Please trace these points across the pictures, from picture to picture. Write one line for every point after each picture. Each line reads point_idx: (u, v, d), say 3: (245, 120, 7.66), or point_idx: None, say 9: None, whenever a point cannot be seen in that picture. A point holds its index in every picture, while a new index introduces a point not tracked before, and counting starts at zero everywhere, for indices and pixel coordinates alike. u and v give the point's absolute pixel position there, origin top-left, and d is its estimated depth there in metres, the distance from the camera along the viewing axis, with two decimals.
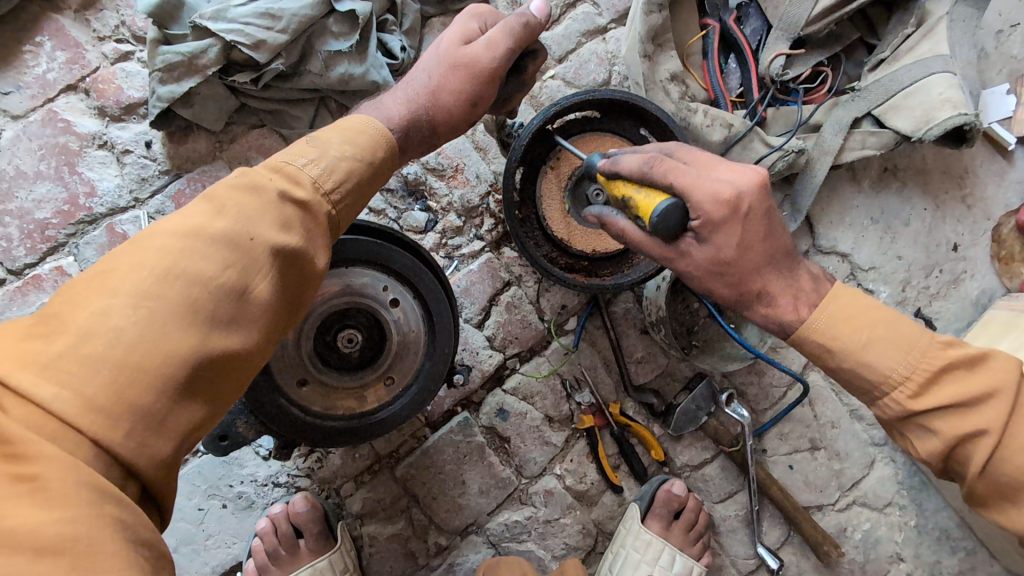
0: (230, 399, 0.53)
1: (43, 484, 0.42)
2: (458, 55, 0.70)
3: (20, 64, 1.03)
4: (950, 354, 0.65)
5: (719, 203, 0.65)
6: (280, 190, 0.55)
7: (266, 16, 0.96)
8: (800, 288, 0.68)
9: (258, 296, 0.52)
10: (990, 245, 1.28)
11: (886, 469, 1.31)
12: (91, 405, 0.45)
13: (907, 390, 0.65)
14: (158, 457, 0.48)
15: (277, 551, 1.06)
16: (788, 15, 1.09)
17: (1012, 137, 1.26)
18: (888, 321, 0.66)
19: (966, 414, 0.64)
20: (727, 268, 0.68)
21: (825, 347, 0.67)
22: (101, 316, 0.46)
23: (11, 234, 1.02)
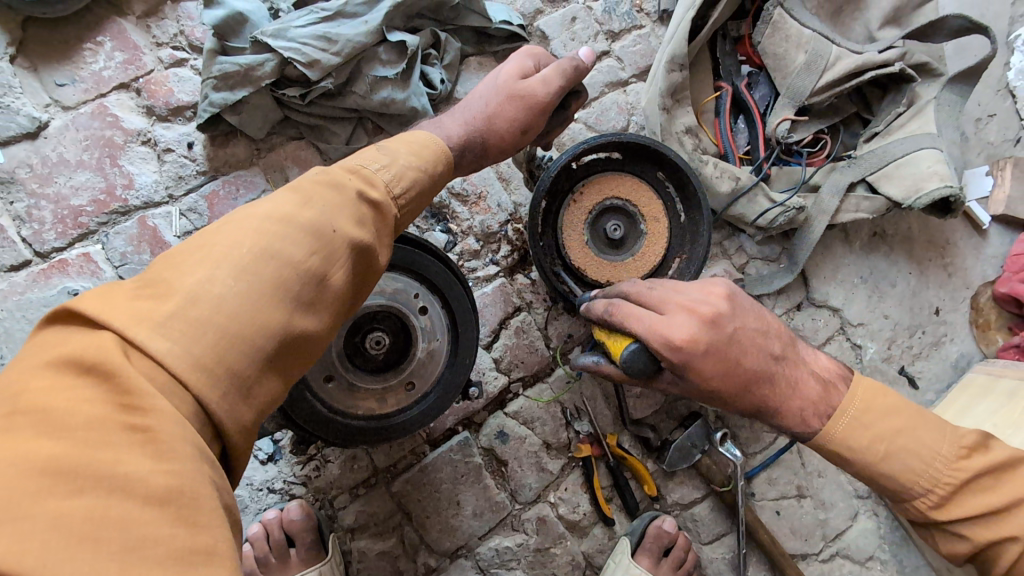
0: (297, 375, 0.61)
1: (155, 435, 0.47)
2: (515, 87, 0.79)
3: (78, 60, 1.08)
4: (973, 463, 0.69)
5: (674, 347, 0.68)
6: (357, 190, 0.63)
7: (323, 38, 1.04)
8: (805, 399, 0.70)
9: (335, 283, 0.60)
10: (969, 312, 1.37)
11: (869, 522, 1.34)
12: (196, 363, 0.51)
13: (930, 500, 0.70)
14: (241, 422, 0.55)
15: (267, 558, 1.08)
16: (794, 85, 1.20)
17: (988, 215, 1.37)
18: (913, 425, 0.69)
19: (992, 523, 0.68)
20: (713, 396, 0.71)
21: (842, 455, 0.70)
22: (206, 285, 0.53)
23: (44, 217, 1.05)
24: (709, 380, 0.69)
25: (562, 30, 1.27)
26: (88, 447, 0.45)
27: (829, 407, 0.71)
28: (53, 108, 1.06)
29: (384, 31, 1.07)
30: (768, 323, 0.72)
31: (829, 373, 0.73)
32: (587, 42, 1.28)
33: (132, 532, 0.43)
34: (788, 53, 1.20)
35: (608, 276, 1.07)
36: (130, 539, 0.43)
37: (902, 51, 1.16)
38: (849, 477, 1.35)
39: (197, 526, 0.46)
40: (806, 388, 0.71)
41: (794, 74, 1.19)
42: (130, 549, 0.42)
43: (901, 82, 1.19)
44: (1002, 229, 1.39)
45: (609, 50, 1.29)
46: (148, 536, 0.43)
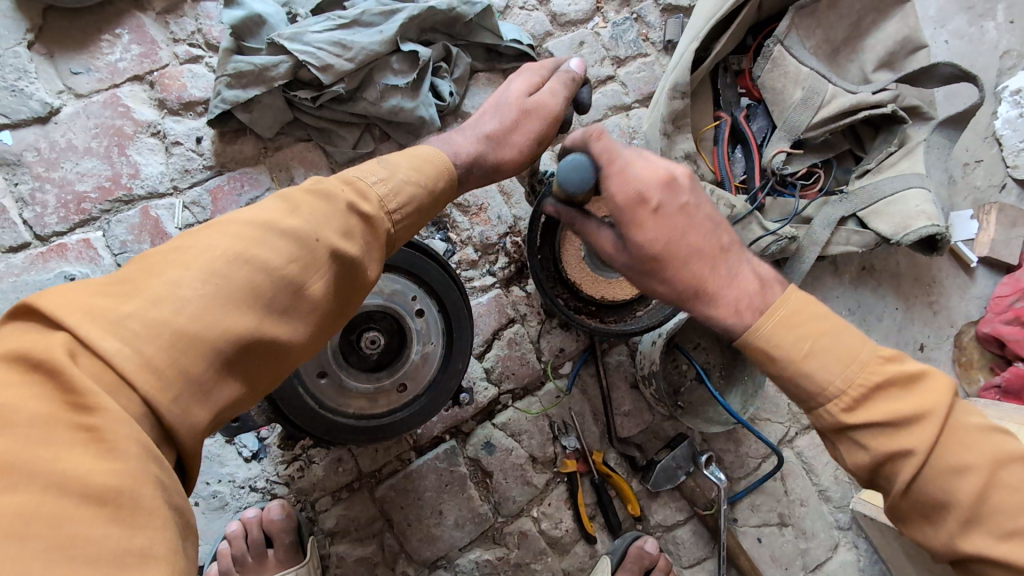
0: (266, 385, 0.59)
1: (100, 434, 0.46)
2: (526, 103, 0.83)
3: (95, 50, 1.10)
4: (886, 372, 0.63)
5: (631, 193, 0.70)
6: (348, 202, 0.63)
7: (338, 44, 1.07)
8: (743, 288, 0.67)
9: (311, 293, 0.59)
10: (952, 349, 1.40)
11: (848, 554, 1.34)
12: (148, 364, 0.50)
13: (843, 402, 0.62)
14: (195, 426, 0.53)
15: (243, 558, 1.06)
16: (791, 119, 1.24)
17: (974, 256, 1.41)
18: (830, 330, 0.64)
19: (894, 434, 0.61)
20: (654, 259, 0.70)
21: (767, 353, 0.64)
22: (173, 286, 0.53)
23: (47, 201, 1.05)
24: (649, 243, 0.69)
25: (570, 53, 1.31)
26: (28, 444, 0.44)
27: (765, 305, 0.65)
28: (66, 94, 1.08)
29: (397, 41, 1.11)
30: (713, 221, 0.70)
31: (771, 277, 0.69)
32: (593, 67, 1.32)
33: (62, 529, 0.43)
34: (786, 88, 1.25)
35: (603, 292, 1.09)
36: (62, 537, 0.43)
37: (895, 93, 1.21)
38: (830, 507, 1.35)
39: (136, 526, 0.46)
40: (744, 282, 0.67)
41: (791, 109, 1.24)
42: (59, 548, 0.42)
43: (893, 124, 1.24)
44: (987, 270, 1.43)
45: (615, 75, 1.33)
46: (79, 535, 0.43)
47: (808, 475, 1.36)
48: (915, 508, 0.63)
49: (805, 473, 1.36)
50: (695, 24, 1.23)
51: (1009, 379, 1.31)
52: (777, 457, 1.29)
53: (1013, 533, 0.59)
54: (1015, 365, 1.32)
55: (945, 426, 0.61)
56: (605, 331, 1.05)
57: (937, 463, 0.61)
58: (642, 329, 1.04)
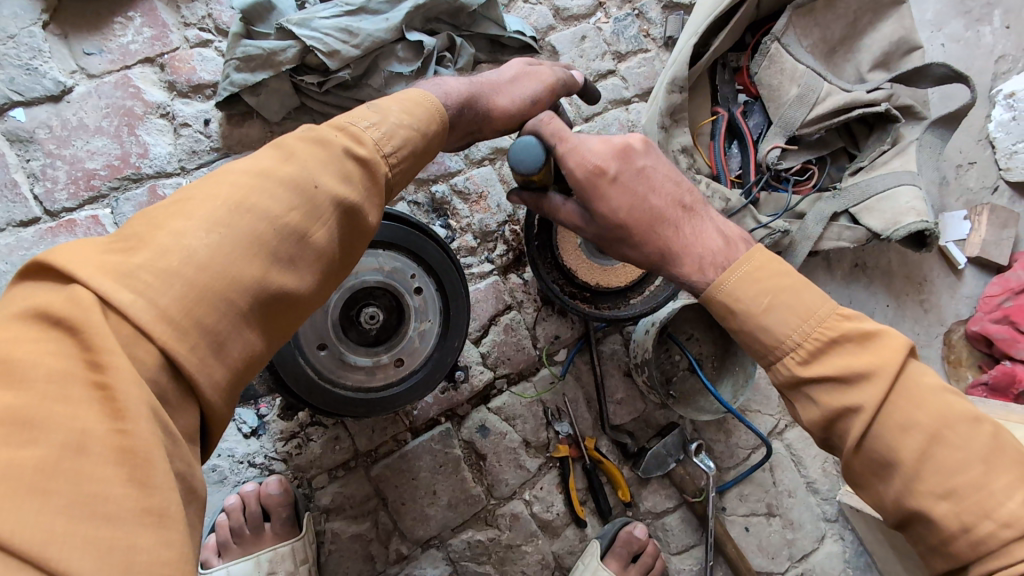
0: (279, 337, 0.58)
1: (114, 393, 0.45)
2: (525, 69, 0.92)
3: (108, 32, 1.13)
4: (844, 328, 0.65)
5: (588, 170, 0.75)
6: (344, 147, 0.61)
7: (345, 31, 1.09)
8: (706, 247, 0.72)
9: (315, 241, 0.57)
10: (942, 347, 1.43)
11: (834, 545, 1.36)
12: (162, 315, 0.48)
13: (798, 356, 0.66)
14: (215, 380, 0.51)
15: (241, 530, 1.09)
16: (786, 116, 1.26)
17: (964, 256, 1.44)
18: (791, 289, 0.67)
19: (848, 389, 0.64)
20: (623, 231, 0.75)
21: (727, 307, 0.68)
22: (178, 236, 0.51)
23: (58, 177, 1.08)
24: (616, 211, 0.75)
25: (571, 47, 1.34)
26: (46, 400, 0.43)
27: (729, 261, 0.70)
28: (78, 74, 1.11)
29: (403, 30, 1.13)
30: (679, 182, 0.77)
31: (735, 236, 0.74)
32: (594, 60, 1.34)
33: (85, 487, 0.42)
34: (782, 85, 1.27)
35: (598, 279, 1.12)
36: (83, 494, 0.42)
37: (888, 93, 1.22)
38: (818, 499, 1.38)
39: (150, 487, 0.44)
40: (708, 240, 0.73)
41: (786, 105, 1.26)
42: (81, 504, 0.41)
43: (887, 122, 1.26)
44: (977, 270, 1.45)
45: (615, 69, 1.36)
46: (100, 492, 0.42)
47: (797, 467, 1.38)
48: (911, 491, 0.63)
49: (793, 465, 1.38)
50: (694, 21, 1.25)
51: (996, 377, 1.33)
52: (767, 448, 1.31)
53: (949, 492, 0.61)
54: (1003, 363, 1.34)
55: (898, 384, 0.63)
56: (597, 316, 1.07)
57: (888, 420, 0.63)
58: (637, 314, 1.07)
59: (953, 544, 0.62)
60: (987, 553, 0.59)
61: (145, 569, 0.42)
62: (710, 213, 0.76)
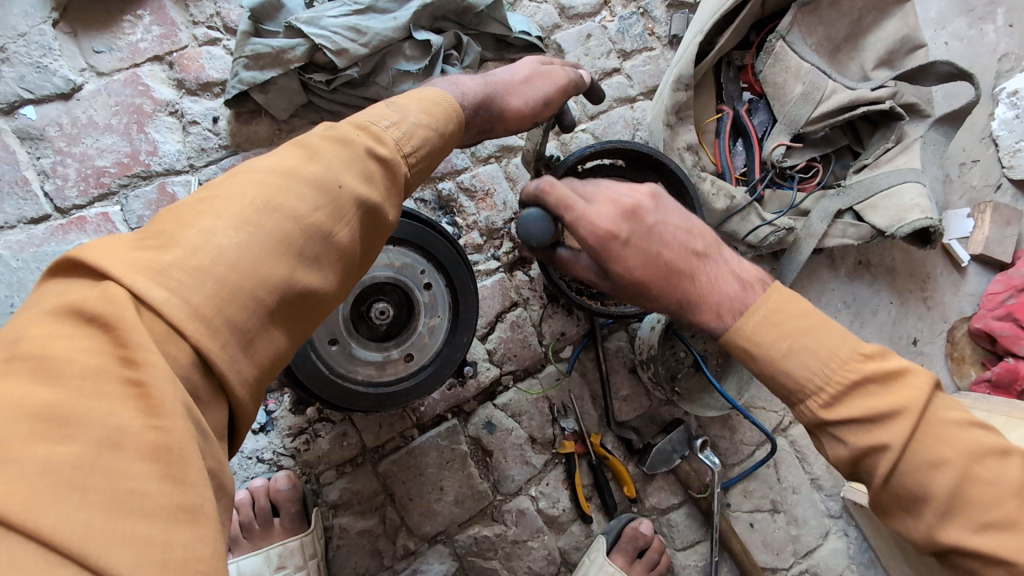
0: (302, 336, 0.57)
1: (149, 391, 0.44)
2: (538, 69, 0.92)
3: (117, 30, 1.13)
4: (867, 369, 0.65)
5: (599, 234, 0.73)
6: (366, 146, 0.61)
7: (354, 29, 1.10)
8: (722, 294, 0.70)
9: (340, 241, 0.57)
10: (945, 344, 1.43)
11: (838, 541, 1.37)
12: (195, 313, 0.48)
13: (821, 399, 0.65)
14: (244, 377, 0.51)
15: (250, 525, 1.10)
16: (791, 113, 1.27)
17: (967, 254, 1.44)
18: (811, 330, 0.66)
19: (873, 429, 0.64)
20: (642, 288, 0.74)
21: (748, 351, 0.68)
22: (207, 235, 0.50)
23: (68, 174, 1.09)
24: (631, 270, 0.73)
25: (577, 45, 1.34)
26: (80, 397, 0.43)
27: (745, 304, 0.69)
28: (88, 72, 1.11)
29: (411, 29, 1.14)
30: (684, 230, 0.75)
31: (751, 276, 0.72)
32: (599, 59, 1.35)
33: (120, 484, 0.42)
34: (787, 83, 1.28)
35: None
36: (119, 490, 0.41)
37: (892, 91, 1.24)
38: (822, 496, 1.38)
39: (184, 484, 0.44)
40: (725, 285, 0.71)
41: (791, 103, 1.27)
42: (117, 501, 0.41)
43: (891, 120, 1.27)
44: (981, 268, 1.46)
45: (620, 68, 1.36)
46: (135, 490, 0.42)
47: (801, 463, 1.39)
48: (926, 498, 0.63)
49: (798, 461, 1.39)
50: (700, 19, 1.26)
51: (999, 373, 1.34)
52: (771, 444, 1.32)
53: (987, 525, 0.62)
54: (1006, 360, 1.35)
55: (925, 423, 0.63)
56: (605, 311, 1.07)
57: (916, 458, 0.63)
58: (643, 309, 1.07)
59: (967, 546, 0.62)
60: (1006, 560, 0.61)
61: (181, 567, 0.42)
62: (722, 261, 0.74)
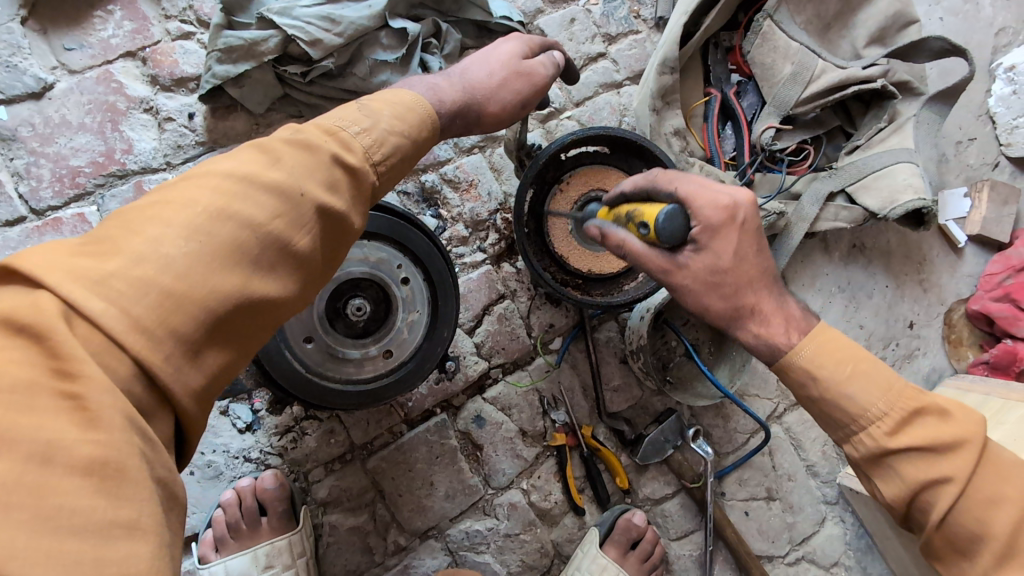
0: (257, 344, 0.56)
1: (84, 404, 0.43)
2: (519, 64, 0.82)
3: (87, 26, 1.11)
4: (923, 400, 0.67)
5: (719, 210, 0.71)
6: (333, 153, 0.59)
7: (327, 19, 1.07)
8: (788, 314, 0.72)
9: (299, 250, 0.55)
10: (942, 327, 1.41)
11: (835, 528, 1.36)
12: (137, 325, 0.46)
13: (884, 427, 0.66)
14: (191, 387, 0.50)
15: (238, 525, 1.08)
16: (780, 95, 1.24)
17: (964, 235, 1.42)
18: (868, 359, 0.68)
19: (935, 461, 0.65)
20: (724, 277, 0.72)
21: (809, 377, 0.69)
22: (154, 243, 0.48)
23: (42, 175, 1.07)
24: (722, 254, 0.71)
25: (560, 30, 1.31)
26: (10, 411, 0.41)
27: (807, 327, 0.71)
28: (59, 70, 1.09)
29: (387, 17, 1.11)
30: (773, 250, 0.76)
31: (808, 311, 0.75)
32: (584, 44, 1.32)
33: (49, 501, 0.40)
34: (775, 63, 1.25)
35: (590, 266, 1.11)
36: (48, 507, 0.40)
37: (884, 68, 1.21)
38: (818, 482, 1.37)
39: (121, 498, 0.43)
40: (791, 306, 0.73)
41: (780, 84, 1.24)
42: (44, 519, 0.40)
43: (883, 99, 1.24)
44: (978, 249, 1.43)
45: (605, 52, 1.33)
46: (65, 506, 0.41)
47: (796, 450, 1.37)
48: None
49: (793, 448, 1.37)
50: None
51: (997, 355, 1.31)
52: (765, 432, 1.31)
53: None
54: (1004, 342, 1.32)
55: (983, 458, 0.65)
56: (591, 302, 1.05)
57: (975, 492, 0.64)
58: (629, 299, 1.04)
59: None
60: None
61: None
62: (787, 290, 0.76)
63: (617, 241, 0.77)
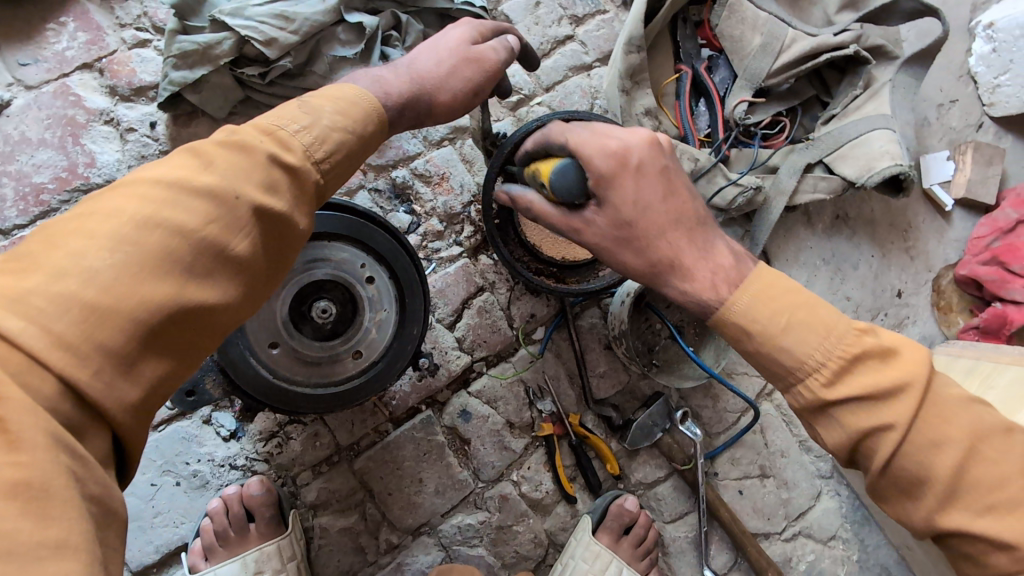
0: (201, 353, 0.56)
1: (6, 425, 0.43)
2: (469, 50, 0.80)
3: (42, 40, 1.10)
4: (867, 345, 0.65)
5: (609, 157, 0.70)
6: (270, 153, 0.58)
7: (281, 17, 1.05)
8: (716, 265, 0.69)
9: (236, 254, 0.55)
10: (931, 294, 1.39)
11: (831, 501, 1.35)
12: (59, 341, 0.46)
13: (822, 377, 0.65)
14: (125, 401, 0.50)
15: (226, 532, 1.08)
16: (751, 67, 1.22)
17: (950, 199, 1.39)
18: (805, 305, 0.66)
19: (879, 408, 0.63)
20: (631, 230, 0.71)
21: (742, 328, 0.67)
22: (77, 257, 0.48)
23: (5, 194, 1.06)
24: (626, 202, 0.70)
25: (525, 14, 1.28)
26: None
27: (740, 278, 0.68)
28: (16, 87, 1.08)
29: (342, 11, 1.09)
30: (695, 195, 0.72)
31: (744, 253, 0.71)
32: (550, 27, 1.29)
33: None
34: (744, 36, 1.23)
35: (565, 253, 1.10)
36: None
37: (856, 34, 1.18)
38: (811, 457, 1.36)
39: (50, 518, 0.43)
40: (719, 256, 0.70)
41: (750, 56, 1.22)
42: None
43: (858, 65, 1.21)
44: (964, 212, 1.41)
45: (573, 34, 1.31)
46: None
47: (788, 426, 1.37)
48: None
49: (784, 424, 1.37)
50: None
51: (987, 319, 1.29)
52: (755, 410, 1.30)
53: (990, 508, 0.61)
54: (993, 305, 1.30)
55: (942, 411, 0.63)
56: (567, 290, 1.05)
57: (920, 438, 0.63)
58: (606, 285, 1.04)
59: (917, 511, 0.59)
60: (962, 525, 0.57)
61: None
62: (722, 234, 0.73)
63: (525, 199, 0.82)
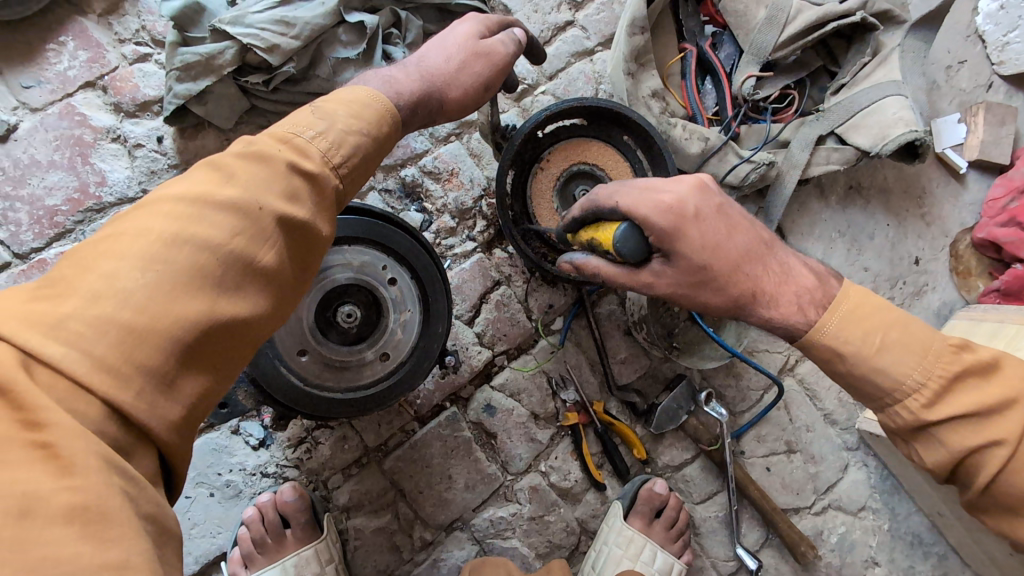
0: (237, 366, 0.56)
1: (56, 451, 0.43)
2: (476, 45, 0.79)
3: (43, 61, 1.09)
4: (960, 363, 0.66)
5: (665, 212, 0.68)
6: (288, 161, 0.57)
7: (281, 22, 1.04)
8: (800, 287, 0.70)
9: (264, 266, 0.55)
10: (949, 259, 1.38)
11: (859, 473, 1.35)
12: (100, 363, 0.46)
13: (922, 398, 0.66)
14: (169, 419, 0.50)
15: (263, 539, 1.09)
16: (758, 41, 1.20)
17: (964, 161, 1.37)
18: (899, 324, 0.67)
19: (984, 425, 0.64)
20: (706, 275, 0.69)
21: (836, 352, 0.67)
22: (110, 278, 0.48)
23: (20, 218, 1.06)
24: (699, 253, 0.68)
25: (524, 3, 1.27)
26: None
27: (828, 299, 0.69)
28: (21, 110, 1.08)
29: (341, 12, 1.08)
30: (751, 220, 0.72)
31: (822, 270, 0.72)
32: (550, 13, 1.28)
33: (32, 552, 0.41)
34: (748, 9, 1.21)
35: None
36: (33, 559, 0.40)
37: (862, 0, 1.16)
38: (837, 430, 1.36)
39: (107, 541, 0.43)
40: (800, 277, 0.70)
41: (756, 30, 1.20)
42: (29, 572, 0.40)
43: (864, 32, 1.19)
44: (979, 174, 1.39)
45: (573, 20, 1.29)
46: (50, 556, 0.41)
47: (812, 401, 1.36)
48: None
49: (808, 399, 1.36)
50: None
51: (1008, 281, 1.28)
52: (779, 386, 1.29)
53: None
54: (1014, 267, 1.28)
55: None
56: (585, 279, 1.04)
57: None
58: None
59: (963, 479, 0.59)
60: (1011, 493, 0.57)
61: None
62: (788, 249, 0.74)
63: (592, 267, 0.79)
